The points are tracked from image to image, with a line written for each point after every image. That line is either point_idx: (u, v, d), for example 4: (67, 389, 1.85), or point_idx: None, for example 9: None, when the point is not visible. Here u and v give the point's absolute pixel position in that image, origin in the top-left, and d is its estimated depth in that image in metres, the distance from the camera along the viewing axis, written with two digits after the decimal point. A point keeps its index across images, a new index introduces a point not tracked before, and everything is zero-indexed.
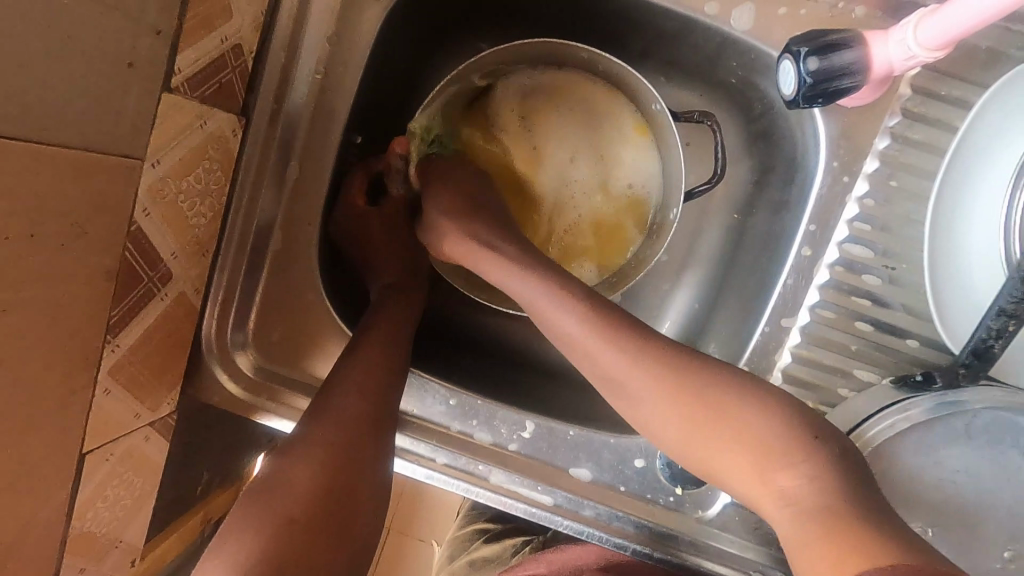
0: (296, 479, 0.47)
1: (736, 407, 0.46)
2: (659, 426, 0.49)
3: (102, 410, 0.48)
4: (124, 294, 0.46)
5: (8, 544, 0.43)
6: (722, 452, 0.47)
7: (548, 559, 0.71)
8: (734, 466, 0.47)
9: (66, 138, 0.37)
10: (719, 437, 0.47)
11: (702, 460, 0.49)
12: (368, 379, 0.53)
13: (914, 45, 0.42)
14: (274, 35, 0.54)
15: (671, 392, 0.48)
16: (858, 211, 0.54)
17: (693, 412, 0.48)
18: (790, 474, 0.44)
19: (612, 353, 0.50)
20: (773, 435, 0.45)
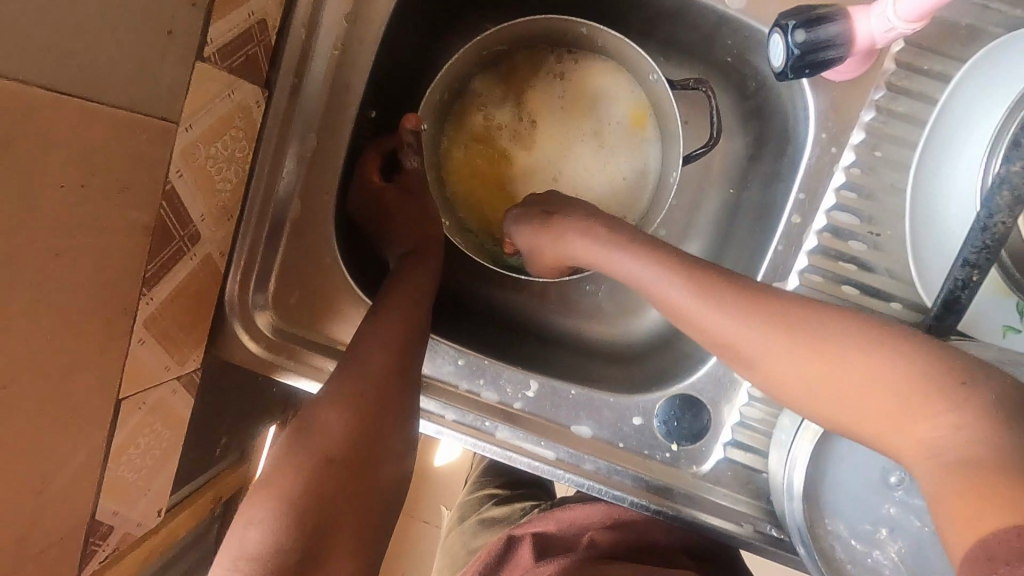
0: (332, 426, 0.51)
1: (849, 347, 0.42)
2: (776, 365, 0.45)
3: (136, 358, 0.52)
4: (158, 250, 0.49)
5: (52, 476, 0.47)
6: (845, 398, 0.42)
7: (558, 517, 0.71)
8: (869, 415, 0.40)
9: (112, 98, 0.41)
10: (839, 373, 0.42)
11: (832, 420, 0.43)
12: (394, 338, 0.56)
13: (893, 17, 0.45)
14: (295, 12, 0.57)
15: (783, 333, 0.45)
16: (845, 180, 0.57)
17: (796, 343, 0.44)
18: (931, 423, 0.37)
19: (703, 305, 0.49)
20: (908, 375, 0.39)
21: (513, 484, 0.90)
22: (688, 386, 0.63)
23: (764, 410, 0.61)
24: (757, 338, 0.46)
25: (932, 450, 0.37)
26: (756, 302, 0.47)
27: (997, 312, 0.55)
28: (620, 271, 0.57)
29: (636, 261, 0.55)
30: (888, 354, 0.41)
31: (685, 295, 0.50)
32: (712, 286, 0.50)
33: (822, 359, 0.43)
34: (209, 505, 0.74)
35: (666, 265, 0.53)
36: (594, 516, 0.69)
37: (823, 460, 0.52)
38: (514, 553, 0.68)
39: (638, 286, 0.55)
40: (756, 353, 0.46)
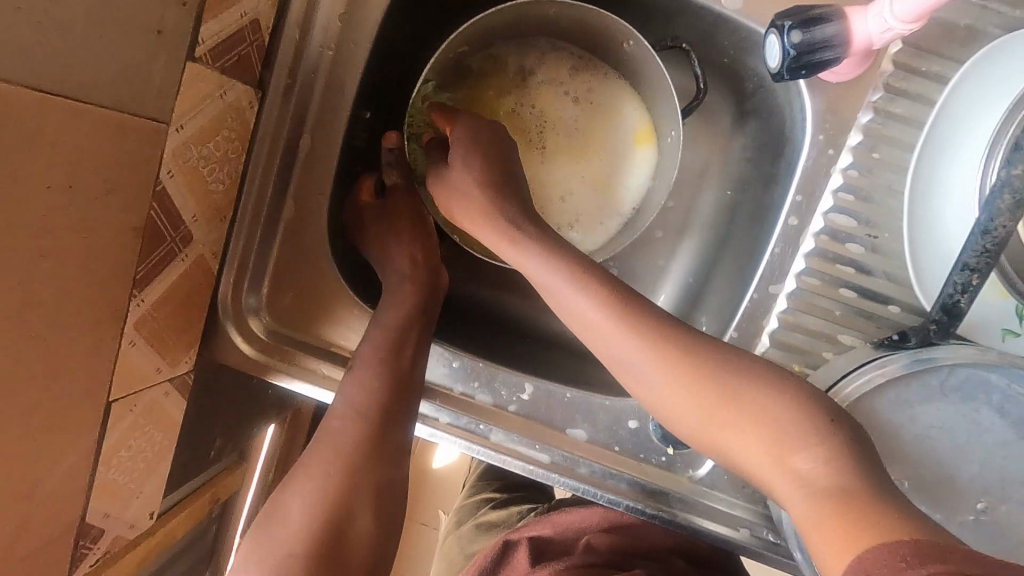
0: (296, 510, 0.51)
1: (745, 383, 0.47)
2: (677, 413, 0.49)
3: (127, 361, 0.51)
4: (149, 252, 0.49)
5: (40, 479, 0.46)
6: (728, 439, 0.47)
7: (552, 521, 0.71)
8: (750, 448, 0.46)
9: (101, 98, 0.40)
10: (726, 424, 0.47)
11: (713, 445, 0.48)
12: (368, 401, 0.55)
13: (890, 17, 0.45)
14: (289, 11, 0.57)
15: (682, 368, 0.48)
16: (843, 182, 0.57)
17: (702, 399, 0.47)
18: (805, 457, 0.43)
19: (626, 340, 0.49)
20: (773, 419, 0.45)
21: (509, 487, 0.90)
22: None
23: None
24: (664, 390, 0.49)
25: (809, 483, 0.42)
26: (682, 354, 0.48)
27: (997, 316, 0.54)
28: (560, 309, 0.53)
29: (588, 307, 0.51)
30: (771, 398, 0.46)
31: (635, 351, 0.49)
32: (639, 321, 0.50)
33: (734, 409, 0.46)
34: (204, 508, 0.74)
35: (630, 324, 0.50)
36: (589, 521, 0.69)
37: None
38: (509, 558, 0.67)
39: (571, 312, 0.52)
40: (672, 408, 0.49)
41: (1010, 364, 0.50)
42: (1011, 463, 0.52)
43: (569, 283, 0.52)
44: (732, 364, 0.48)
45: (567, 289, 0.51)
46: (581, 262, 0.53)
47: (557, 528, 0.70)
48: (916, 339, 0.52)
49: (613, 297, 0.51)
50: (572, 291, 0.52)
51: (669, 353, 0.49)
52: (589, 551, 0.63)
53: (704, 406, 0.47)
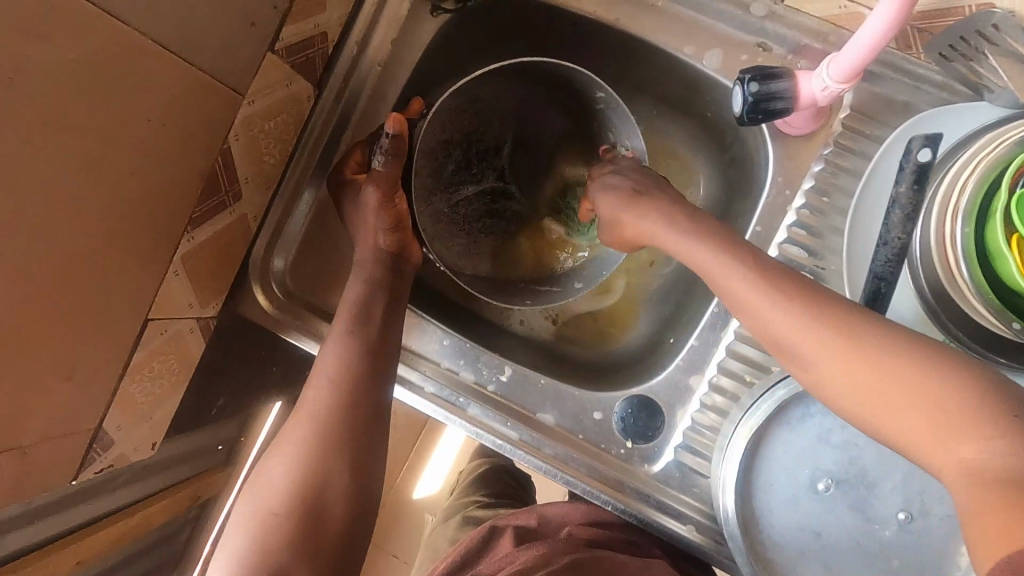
0: (286, 468, 0.55)
1: (937, 370, 0.43)
2: (834, 387, 0.47)
3: (168, 287, 0.60)
4: (207, 198, 0.59)
5: (80, 370, 0.54)
6: (895, 407, 0.44)
7: (540, 511, 0.75)
8: (924, 427, 0.42)
9: (201, 64, 0.52)
10: (893, 391, 0.44)
11: (868, 419, 0.45)
12: (334, 366, 0.60)
13: (828, 78, 0.56)
14: (351, 32, 0.70)
15: (835, 341, 0.47)
16: (796, 219, 0.66)
17: (869, 377, 0.45)
18: (976, 447, 0.39)
19: (774, 305, 0.50)
20: (952, 392, 0.41)
21: (495, 497, 0.96)
22: (647, 389, 0.69)
23: (712, 415, 0.67)
24: (824, 365, 0.47)
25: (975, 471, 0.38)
26: (843, 329, 0.47)
27: None
28: (721, 278, 0.55)
29: (726, 267, 0.54)
30: (942, 370, 0.43)
31: (791, 318, 0.49)
32: (787, 295, 0.51)
33: (896, 377, 0.44)
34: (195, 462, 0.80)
35: (786, 300, 0.50)
36: (572, 515, 0.74)
37: (754, 458, 0.60)
38: (495, 542, 0.71)
39: (707, 270, 0.56)
40: (829, 374, 0.47)
41: None
42: None
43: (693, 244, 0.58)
44: (898, 343, 0.45)
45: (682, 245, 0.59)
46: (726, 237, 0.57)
47: (541, 519, 0.74)
48: None
49: (761, 272, 0.53)
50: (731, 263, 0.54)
51: (832, 326, 0.48)
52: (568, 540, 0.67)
53: (860, 377, 0.45)
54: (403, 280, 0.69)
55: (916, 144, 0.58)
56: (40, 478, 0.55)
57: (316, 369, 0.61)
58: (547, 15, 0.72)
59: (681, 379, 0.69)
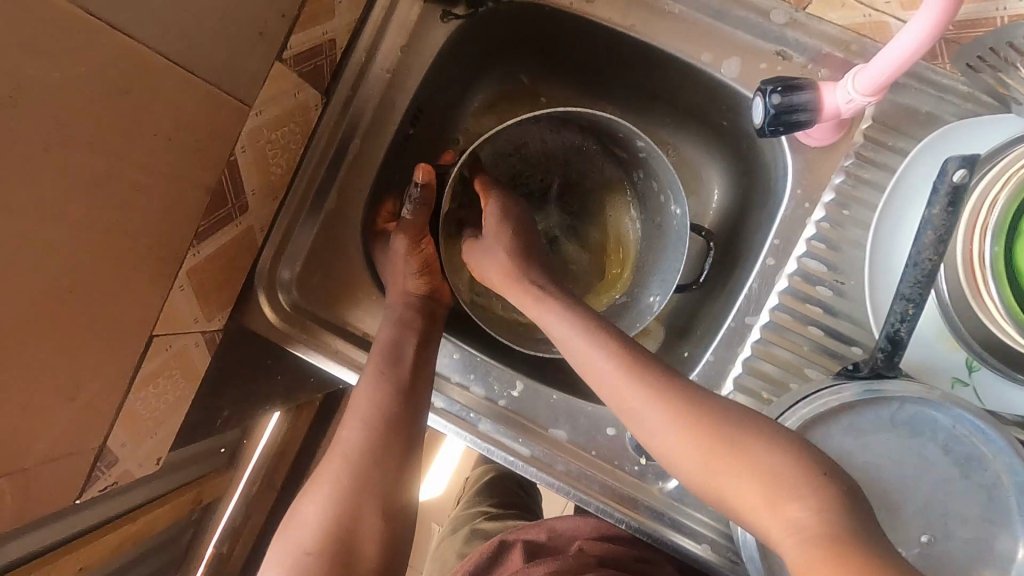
0: (318, 507, 0.58)
1: (762, 448, 0.49)
2: (677, 461, 0.52)
3: (174, 303, 0.58)
4: (213, 211, 0.58)
5: (84, 389, 0.52)
6: (723, 478, 0.49)
7: (550, 525, 0.75)
8: (750, 491, 0.48)
9: (208, 75, 0.50)
10: (733, 471, 0.49)
11: (707, 489, 0.51)
12: (366, 412, 0.62)
13: (854, 91, 0.55)
14: (360, 38, 0.68)
15: (682, 419, 0.52)
16: (816, 232, 0.65)
17: (716, 461, 0.50)
18: (795, 507, 0.45)
19: (624, 376, 0.55)
20: (779, 465, 0.47)
21: (503, 505, 0.96)
22: None
23: None
24: (682, 447, 0.51)
25: (796, 526, 0.45)
26: (707, 419, 0.51)
27: (949, 363, 0.60)
28: (581, 353, 0.58)
29: (591, 341, 0.58)
30: (762, 446, 0.49)
31: (658, 419, 0.53)
32: (649, 383, 0.54)
33: (733, 459, 0.49)
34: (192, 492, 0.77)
35: (639, 384, 0.54)
36: (583, 529, 0.73)
37: None
38: (504, 557, 0.71)
39: (565, 344, 0.60)
40: (671, 450, 0.52)
41: (956, 404, 0.55)
42: (974, 505, 0.56)
43: (560, 315, 0.61)
44: (733, 420, 0.51)
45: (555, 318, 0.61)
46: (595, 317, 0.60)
47: (551, 533, 0.74)
48: (867, 368, 0.56)
49: (621, 349, 0.57)
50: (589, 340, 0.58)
51: (686, 416, 0.52)
52: (578, 556, 0.66)
53: (700, 458, 0.50)
54: (434, 320, 0.70)
55: (952, 165, 0.47)
56: (45, 498, 0.54)
57: (352, 414, 0.62)
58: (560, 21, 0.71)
59: None
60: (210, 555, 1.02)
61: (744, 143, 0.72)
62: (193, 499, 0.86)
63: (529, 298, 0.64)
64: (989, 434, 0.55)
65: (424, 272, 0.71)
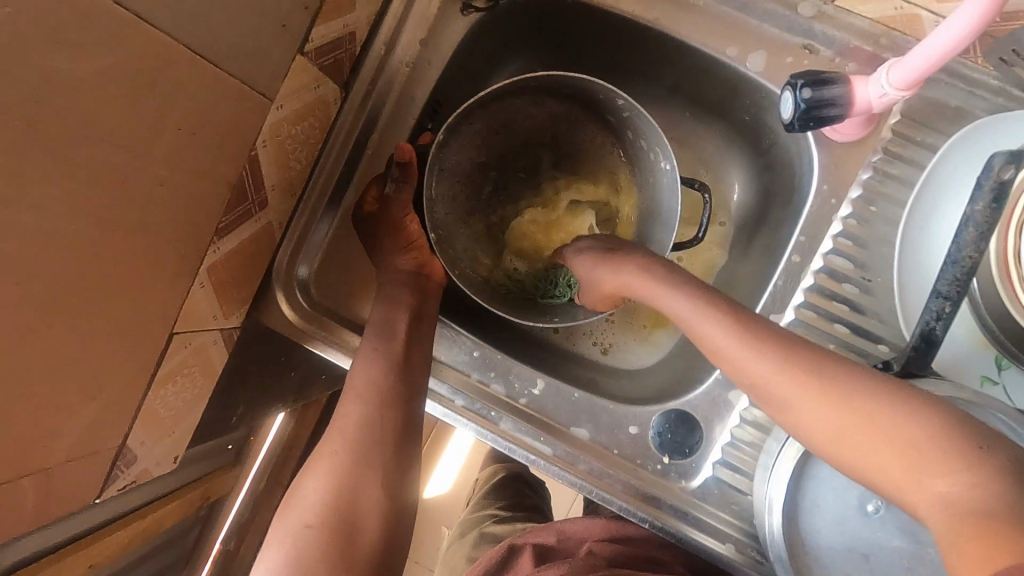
0: (318, 485, 0.57)
1: (906, 418, 0.44)
2: (805, 422, 0.48)
3: (194, 299, 0.57)
4: (234, 207, 0.57)
5: (105, 388, 0.51)
6: (862, 445, 0.45)
7: (560, 528, 0.74)
8: (889, 460, 0.43)
9: (231, 68, 0.49)
10: (860, 434, 0.45)
11: (831, 453, 0.47)
12: (367, 384, 0.62)
13: (887, 85, 0.54)
14: (379, 31, 0.67)
15: (802, 382, 0.48)
16: (842, 229, 0.64)
17: (852, 422, 0.45)
18: (945, 478, 0.41)
19: (741, 343, 0.53)
20: (928, 435, 0.42)
21: (512, 506, 0.95)
22: (684, 403, 0.67)
23: (754, 432, 0.65)
24: (806, 408, 0.48)
25: (949, 500, 0.40)
26: (828, 377, 0.48)
27: (977, 361, 0.59)
28: (700, 331, 0.56)
29: (706, 317, 0.56)
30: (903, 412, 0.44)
31: (771, 373, 0.50)
32: (768, 348, 0.51)
33: (869, 429, 0.45)
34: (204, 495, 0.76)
35: (756, 347, 0.52)
36: (594, 531, 0.73)
37: (802, 477, 0.58)
38: (514, 561, 0.71)
39: (683, 321, 0.58)
40: (790, 406, 0.49)
41: (992, 405, 0.53)
42: None
43: (676, 296, 0.59)
44: (854, 382, 0.47)
45: (671, 297, 0.59)
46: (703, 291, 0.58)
47: (560, 536, 0.73)
48: (898, 364, 0.55)
49: (736, 315, 0.55)
50: (710, 317, 0.56)
51: (813, 377, 0.48)
52: (590, 558, 0.66)
53: (826, 423, 0.47)
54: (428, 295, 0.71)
55: (999, 161, 0.49)
56: (64, 497, 0.53)
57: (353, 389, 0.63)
58: (583, 14, 0.70)
59: (720, 393, 0.67)
60: (220, 551, 1.01)
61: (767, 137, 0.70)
62: (201, 495, 0.85)
63: (628, 278, 0.63)
64: None
65: (412, 248, 0.72)
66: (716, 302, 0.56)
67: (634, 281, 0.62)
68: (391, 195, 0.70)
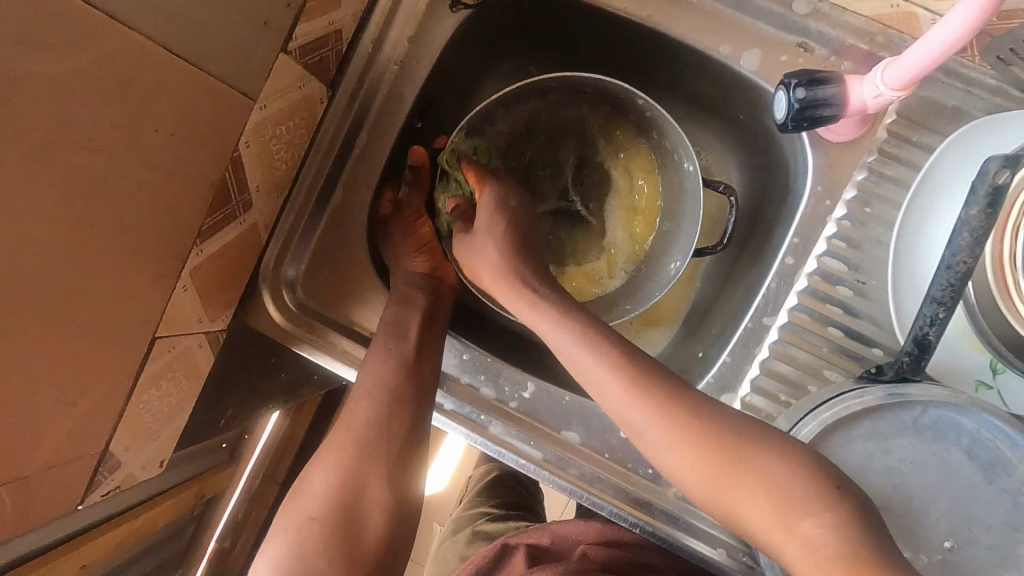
0: (323, 478, 0.59)
1: (777, 465, 0.49)
2: (676, 468, 0.52)
3: (178, 303, 0.56)
4: (216, 208, 0.56)
5: (85, 395, 0.50)
6: (737, 491, 0.49)
7: (553, 530, 0.73)
8: (761, 511, 0.48)
9: (211, 67, 0.48)
10: (738, 483, 0.49)
11: (706, 496, 0.51)
12: (375, 384, 0.62)
13: (883, 85, 0.53)
14: (366, 29, 0.66)
15: (684, 432, 0.51)
16: (836, 230, 0.63)
17: (716, 469, 0.50)
18: (811, 521, 0.46)
19: (621, 386, 0.54)
20: (785, 486, 0.48)
21: (506, 505, 0.95)
22: None
23: None
24: (677, 456, 0.51)
25: (814, 544, 0.46)
26: (696, 422, 0.51)
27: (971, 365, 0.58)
28: (573, 367, 0.57)
29: (588, 354, 0.56)
30: (780, 462, 0.49)
31: (647, 419, 0.52)
32: (647, 390, 0.53)
33: (742, 475, 0.49)
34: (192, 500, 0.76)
35: (632, 395, 0.53)
36: (588, 533, 0.72)
37: None
38: (507, 561, 0.70)
39: (563, 356, 0.57)
40: (662, 452, 0.52)
41: (982, 408, 0.54)
42: (1001, 512, 0.54)
43: (557, 332, 0.58)
44: (735, 429, 0.51)
45: (554, 328, 0.58)
46: (586, 317, 0.59)
47: (554, 538, 0.72)
48: (891, 371, 0.55)
49: (614, 356, 0.55)
50: (583, 353, 0.56)
51: (688, 425, 0.51)
52: (582, 561, 0.66)
53: (707, 470, 0.50)
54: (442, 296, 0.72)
55: (995, 164, 0.46)
56: (45, 505, 0.52)
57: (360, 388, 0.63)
58: (573, 11, 0.68)
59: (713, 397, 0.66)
60: (212, 550, 1.01)
61: (762, 135, 0.69)
62: (194, 495, 0.84)
63: (516, 305, 0.63)
64: (1016, 438, 0.53)
65: (422, 249, 0.73)
66: (600, 340, 0.56)
67: (521, 310, 0.62)
68: (405, 199, 0.74)
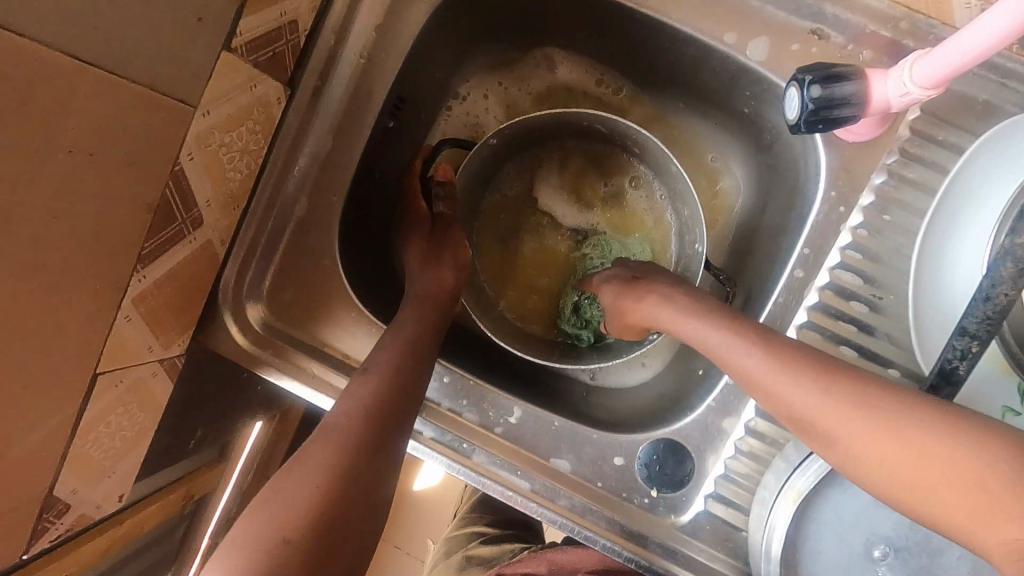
0: (309, 473, 0.48)
1: (956, 449, 0.37)
2: (861, 458, 0.41)
3: (120, 334, 0.50)
4: (159, 229, 0.49)
5: (14, 448, 0.45)
6: (931, 486, 0.38)
7: (549, 557, 0.71)
8: (952, 504, 0.37)
9: (134, 74, 0.41)
10: (931, 476, 0.38)
11: (901, 497, 0.40)
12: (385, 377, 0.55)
13: (910, 82, 0.46)
14: (326, 19, 0.59)
15: (849, 409, 0.42)
16: (851, 240, 0.57)
17: (905, 455, 0.39)
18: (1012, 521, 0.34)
19: (755, 355, 0.48)
20: (993, 465, 0.36)
21: (502, 522, 0.92)
22: (673, 431, 0.62)
23: (749, 464, 0.60)
24: (859, 437, 0.41)
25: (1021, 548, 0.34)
26: (863, 395, 0.42)
27: (997, 391, 0.53)
28: (726, 362, 0.51)
29: (739, 348, 0.50)
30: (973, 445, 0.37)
31: (808, 394, 0.44)
32: (801, 366, 0.46)
33: (921, 457, 0.38)
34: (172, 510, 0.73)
35: (792, 368, 0.46)
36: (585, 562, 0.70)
37: (803, 523, 0.52)
38: None
39: (708, 351, 0.53)
40: (839, 438, 0.42)
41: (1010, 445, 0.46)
42: None
43: (700, 325, 0.54)
44: (907, 405, 0.41)
45: (696, 323, 0.55)
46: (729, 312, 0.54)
47: (552, 567, 0.70)
48: None
49: (770, 346, 0.48)
50: (742, 341, 0.50)
51: (855, 398, 0.42)
52: None
53: (884, 454, 0.40)
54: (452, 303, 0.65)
55: None
56: None
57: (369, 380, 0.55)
58: None
59: (712, 421, 0.62)
60: None
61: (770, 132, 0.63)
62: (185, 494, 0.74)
63: (652, 309, 0.59)
64: None
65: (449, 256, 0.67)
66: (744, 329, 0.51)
67: (658, 312, 0.59)
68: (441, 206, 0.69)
